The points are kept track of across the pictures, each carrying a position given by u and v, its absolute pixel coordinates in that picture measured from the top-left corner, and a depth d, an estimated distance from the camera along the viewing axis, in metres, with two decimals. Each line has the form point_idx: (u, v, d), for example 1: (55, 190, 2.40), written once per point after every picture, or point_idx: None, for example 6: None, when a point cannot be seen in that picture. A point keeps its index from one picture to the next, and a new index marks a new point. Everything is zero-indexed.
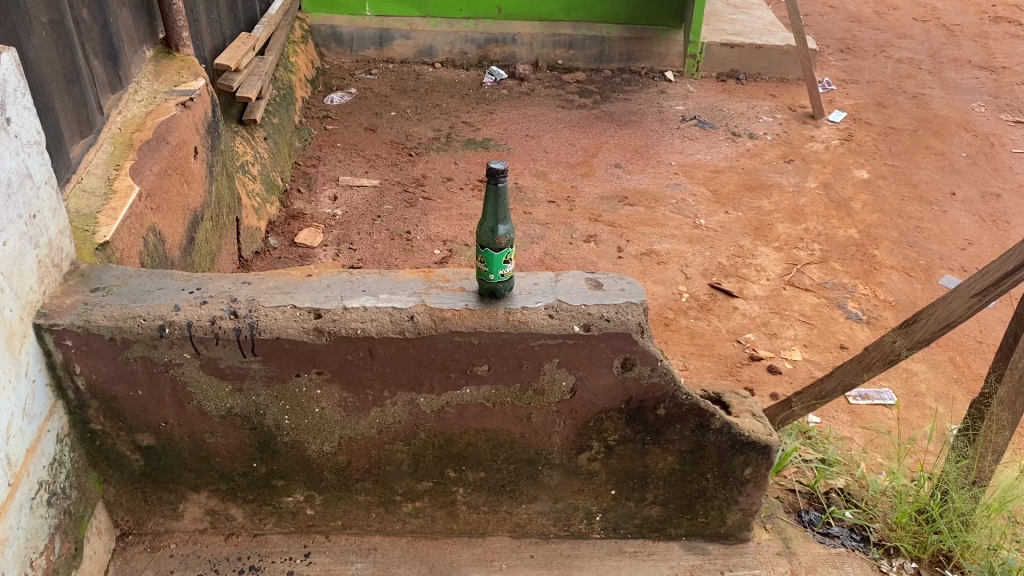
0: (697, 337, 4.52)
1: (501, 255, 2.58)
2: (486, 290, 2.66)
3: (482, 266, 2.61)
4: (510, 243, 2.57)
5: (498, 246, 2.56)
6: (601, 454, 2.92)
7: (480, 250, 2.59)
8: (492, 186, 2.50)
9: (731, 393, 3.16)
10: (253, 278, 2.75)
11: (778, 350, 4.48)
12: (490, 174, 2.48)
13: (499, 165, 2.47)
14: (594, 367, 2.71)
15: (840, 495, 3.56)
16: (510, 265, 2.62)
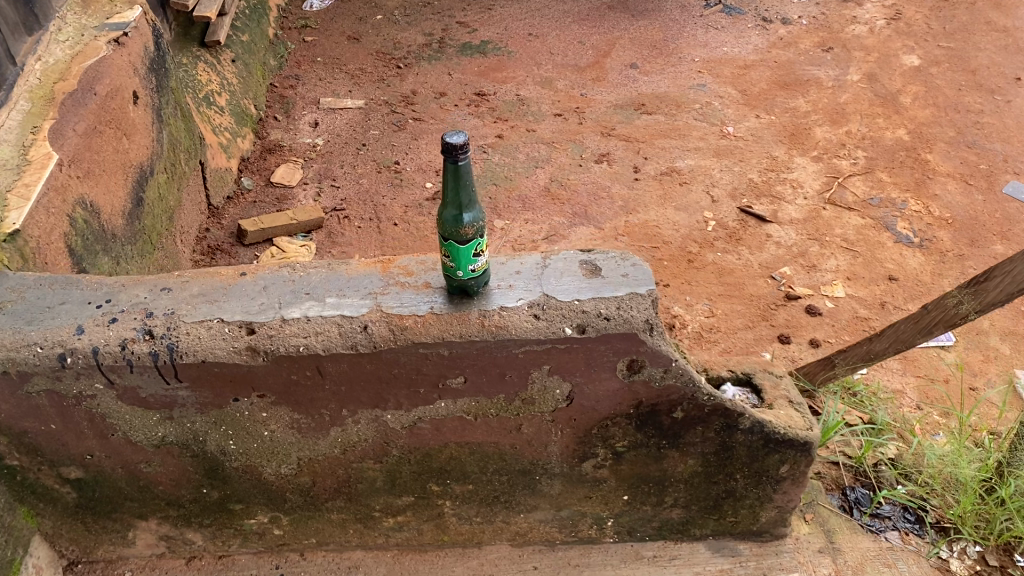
0: (725, 275, 4.00)
1: (471, 246, 2.07)
2: (455, 288, 2.16)
3: (447, 261, 2.11)
4: (481, 232, 2.06)
5: (465, 237, 2.05)
6: (609, 461, 2.47)
7: (444, 243, 2.08)
8: (449, 165, 1.97)
9: (761, 373, 2.67)
10: (175, 282, 2.27)
11: (817, 285, 3.94)
12: (445, 150, 1.94)
13: (457, 140, 1.93)
14: (594, 371, 2.22)
15: (891, 467, 3.10)
16: (482, 257, 2.11)
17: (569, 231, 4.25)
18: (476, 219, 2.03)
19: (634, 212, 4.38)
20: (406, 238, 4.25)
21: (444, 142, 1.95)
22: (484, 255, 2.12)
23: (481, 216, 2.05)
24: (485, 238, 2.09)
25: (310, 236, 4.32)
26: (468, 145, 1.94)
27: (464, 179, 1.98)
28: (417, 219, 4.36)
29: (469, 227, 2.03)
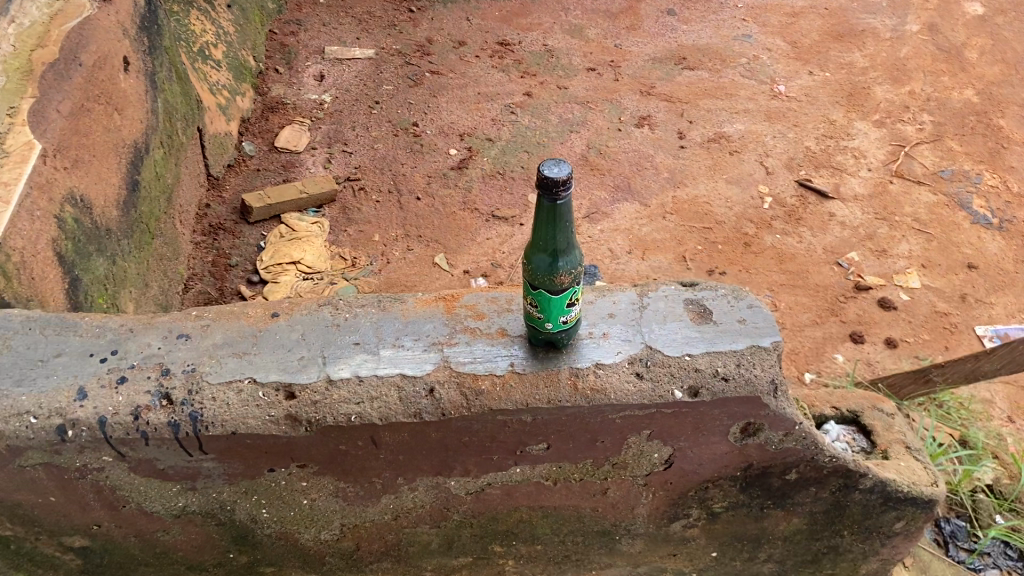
0: (787, 262, 3.62)
1: (564, 295, 1.67)
2: (540, 341, 1.77)
3: (534, 312, 1.71)
4: (578, 280, 1.67)
5: (558, 286, 1.65)
6: (701, 521, 2.12)
7: (530, 291, 1.68)
8: (545, 202, 1.56)
9: (871, 411, 2.32)
10: (193, 326, 1.87)
11: (889, 274, 3.57)
12: (541, 184, 1.53)
13: (557, 172, 1.52)
14: (702, 436, 1.86)
15: (990, 497, 2.79)
16: (576, 307, 1.72)
17: (611, 208, 3.85)
18: (573, 264, 1.63)
19: (682, 185, 3.97)
20: (431, 215, 3.83)
21: (539, 173, 1.53)
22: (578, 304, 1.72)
23: (580, 260, 1.65)
24: (581, 285, 1.69)
25: (321, 210, 3.87)
26: (571, 179, 1.53)
27: (562, 218, 1.57)
28: (441, 192, 3.93)
29: (564, 274, 1.63)
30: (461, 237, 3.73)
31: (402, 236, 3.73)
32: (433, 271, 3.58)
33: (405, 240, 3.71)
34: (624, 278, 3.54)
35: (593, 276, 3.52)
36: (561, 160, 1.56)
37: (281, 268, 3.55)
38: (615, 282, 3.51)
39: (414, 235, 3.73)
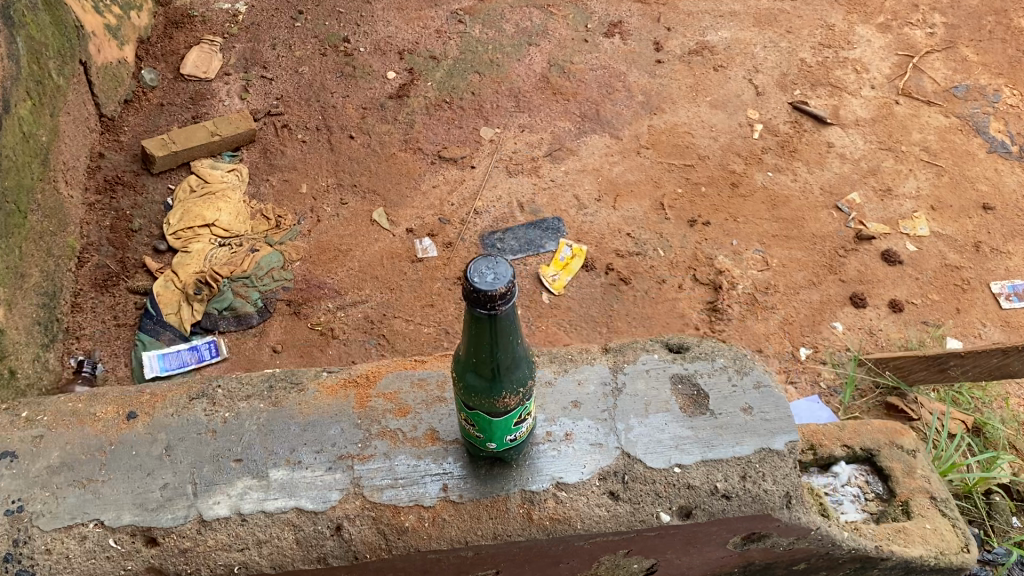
0: (780, 206, 3.16)
1: (510, 415, 1.23)
2: (482, 457, 1.33)
3: (472, 431, 1.27)
4: (528, 397, 1.22)
5: (501, 409, 1.20)
6: None
7: (463, 409, 1.23)
8: (477, 318, 1.08)
9: (889, 447, 1.93)
10: (19, 441, 1.40)
11: (894, 219, 3.13)
12: (468, 296, 1.06)
13: (492, 281, 1.04)
14: (694, 547, 1.46)
15: (1006, 497, 2.46)
16: (527, 423, 1.27)
17: (577, 143, 3.34)
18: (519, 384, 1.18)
19: (659, 111, 3.45)
20: (367, 157, 3.31)
21: (465, 277, 1.06)
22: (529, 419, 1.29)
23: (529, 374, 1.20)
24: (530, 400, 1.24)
25: (238, 154, 3.33)
26: (514, 286, 1.06)
27: (502, 333, 1.11)
28: (378, 127, 3.40)
29: (508, 397, 1.18)
30: (403, 185, 3.22)
31: (334, 187, 3.22)
32: (372, 230, 3.08)
33: (337, 191, 3.21)
34: (593, 233, 3.05)
35: (557, 231, 3.04)
36: (496, 257, 1.09)
37: (192, 233, 3.03)
38: (582, 239, 3.03)
39: (348, 185, 3.22)
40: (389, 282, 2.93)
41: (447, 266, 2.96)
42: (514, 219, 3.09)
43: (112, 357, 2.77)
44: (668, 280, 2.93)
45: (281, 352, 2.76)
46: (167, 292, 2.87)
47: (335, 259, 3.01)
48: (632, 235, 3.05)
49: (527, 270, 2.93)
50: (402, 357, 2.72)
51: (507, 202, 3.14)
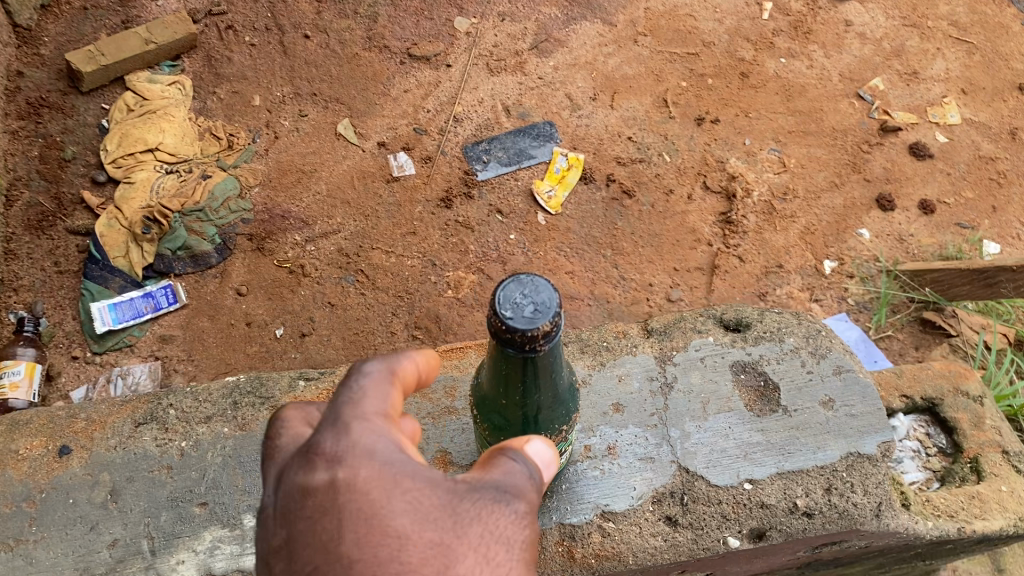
0: (796, 97, 2.83)
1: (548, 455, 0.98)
2: None
3: None
4: (568, 425, 0.96)
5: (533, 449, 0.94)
6: None
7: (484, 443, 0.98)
8: (508, 357, 0.79)
9: (953, 395, 1.68)
10: None
11: (921, 107, 2.83)
12: (495, 334, 0.76)
13: (531, 315, 0.75)
14: (757, 558, 1.24)
15: None
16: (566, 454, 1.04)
17: (565, 33, 2.96)
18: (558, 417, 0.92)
19: None
20: (327, 60, 2.91)
21: (491, 307, 0.76)
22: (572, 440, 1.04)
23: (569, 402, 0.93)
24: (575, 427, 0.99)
25: (179, 63, 2.92)
26: (560, 318, 0.76)
27: (540, 370, 0.83)
28: (337, 24, 2.99)
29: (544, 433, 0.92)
30: (370, 91, 2.83)
31: (290, 96, 2.83)
32: (338, 145, 2.72)
33: (295, 101, 2.82)
34: (590, 138, 2.71)
35: (549, 138, 2.70)
36: (532, 276, 0.79)
37: (134, 160, 2.66)
38: (578, 147, 2.69)
39: (307, 94, 2.84)
40: (363, 207, 2.59)
41: (428, 185, 2.62)
42: (499, 125, 2.74)
43: (57, 309, 2.44)
44: (675, 190, 2.61)
45: (246, 295, 2.46)
46: (111, 232, 2.52)
47: (298, 182, 2.65)
48: (633, 139, 2.71)
49: (518, 185, 2.61)
50: (384, 295, 2.43)
51: (490, 106, 2.78)
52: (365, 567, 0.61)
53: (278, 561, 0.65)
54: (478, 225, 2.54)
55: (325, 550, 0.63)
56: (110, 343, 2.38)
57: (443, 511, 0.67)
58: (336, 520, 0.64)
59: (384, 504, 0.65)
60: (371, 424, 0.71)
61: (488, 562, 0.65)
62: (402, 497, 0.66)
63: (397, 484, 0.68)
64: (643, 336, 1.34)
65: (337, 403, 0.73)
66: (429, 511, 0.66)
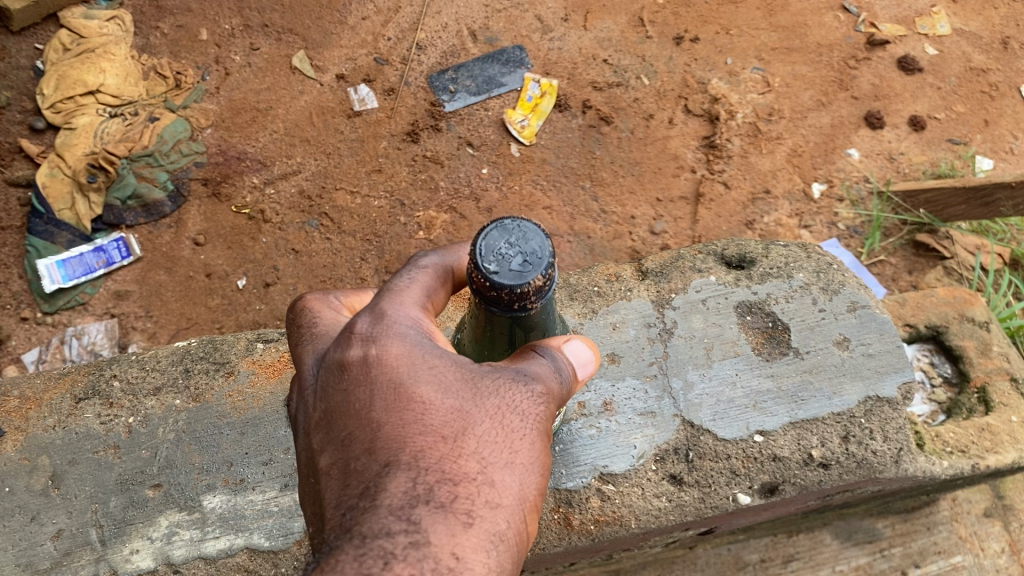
0: (778, 12, 2.69)
1: None
2: None
3: None
4: None
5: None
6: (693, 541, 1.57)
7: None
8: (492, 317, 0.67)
9: (958, 322, 1.58)
10: None
11: (909, 18, 2.69)
12: (478, 291, 0.65)
13: (522, 267, 0.63)
14: (767, 510, 1.15)
15: None
16: None
17: None
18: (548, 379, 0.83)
19: None
20: None
21: (473, 258, 0.64)
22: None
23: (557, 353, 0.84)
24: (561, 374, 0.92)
25: None
26: (554, 270, 0.65)
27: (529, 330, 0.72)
28: None
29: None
30: (326, 19, 2.64)
31: (240, 29, 2.64)
32: (294, 80, 2.54)
33: (245, 34, 2.63)
34: (563, 62, 2.55)
35: (520, 64, 2.54)
36: (515, 220, 0.67)
37: (74, 104, 2.46)
38: (551, 72, 2.53)
39: (257, 25, 2.64)
40: (324, 145, 2.43)
41: (392, 118, 2.46)
42: (466, 51, 2.57)
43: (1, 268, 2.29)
44: (656, 115, 2.47)
45: (204, 245, 2.30)
46: (54, 183, 2.35)
47: (253, 121, 2.48)
48: (609, 62, 2.56)
49: (489, 116, 2.46)
50: (352, 239, 2.29)
51: (455, 31, 2.60)
52: (392, 429, 0.73)
53: (322, 430, 0.78)
54: (447, 159, 2.39)
55: (360, 414, 0.75)
56: (61, 303, 2.24)
57: (467, 381, 0.78)
58: (368, 390, 0.76)
59: (414, 377, 0.77)
60: (407, 310, 0.82)
61: (503, 427, 0.75)
62: (427, 370, 0.77)
63: (426, 360, 0.79)
64: (637, 278, 1.27)
65: (388, 289, 0.85)
66: (455, 383, 0.78)
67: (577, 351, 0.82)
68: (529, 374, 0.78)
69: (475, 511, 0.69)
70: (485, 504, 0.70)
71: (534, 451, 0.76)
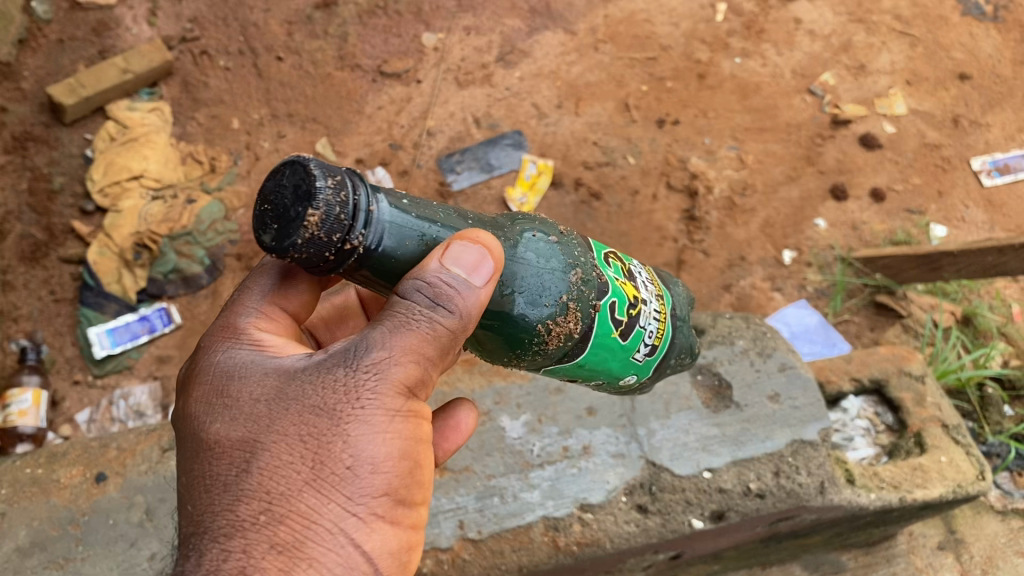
0: (751, 95, 2.98)
1: (602, 319, 1.08)
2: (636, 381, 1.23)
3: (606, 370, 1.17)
4: (578, 278, 1.04)
5: (536, 330, 1.01)
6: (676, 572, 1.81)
7: (507, 359, 1.07)
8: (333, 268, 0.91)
9: (898, 376, 1.83)
10: None
11: (870, 99, 2.99)
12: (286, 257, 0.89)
13: (277, 224, 0.87)
14: (721, 535, 1.41)
15: (999, 386, 2.35)
16: (636, 312, 1.13)
17: (529, 43, 3.07)
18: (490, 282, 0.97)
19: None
20: (302, 81, 3.01)
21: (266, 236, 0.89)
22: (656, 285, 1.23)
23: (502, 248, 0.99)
24: (590, 289, 1.06)
25: (156, 89, 3.01)
26: (307, 208, 0.85)
27: (386, 263, 0.92)
28: (308, 44, 3.08)
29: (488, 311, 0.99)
30: (345, 109, 2.95)
31: (268, 118, 2.94)
32: None
33: (273, 123, 2.94)
34: (557, 145, 2.85)
35: (519, 146, 2.84)
36: (289, 170, 0.89)
37: (120, 189, 2.77)
38: (547, 153, 2.83)
39: (284, 115, 2.95)
40: None
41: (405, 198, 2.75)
42: (471, 136, 2.86)
43: (56, 336, 2.58)
44: (641, 191, 2.75)
45: None
46: (103, 260, 2.65)
47: None
48: (598, 143, 2.85)
49: (491, 194, 2.75)
50: None
51: (460, 118, 2.91)
52: (198, 490, 0.91)
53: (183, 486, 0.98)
54: None
55: (184, 477, 0.94)
56: (110, 367, 2.52)
57: (267, 407, 0.92)
58: (190, 454, 0.95)
59: (221, 422, 0.94)
60: (231, 350, 1.02)
61: (303, 442, 0.89)
62: (232, 416, 0.94)
63: (234, 403, 0.95)
64: None
65: (221, 329, 1.05)
66: (259, 413, 0.93)
67: (458, 261, 0.89)
68: (336, 371, 0.92)
69: (263, 550, 0.83)
70: (274, 544, 0.84)
71: (342, 446, 0.89)
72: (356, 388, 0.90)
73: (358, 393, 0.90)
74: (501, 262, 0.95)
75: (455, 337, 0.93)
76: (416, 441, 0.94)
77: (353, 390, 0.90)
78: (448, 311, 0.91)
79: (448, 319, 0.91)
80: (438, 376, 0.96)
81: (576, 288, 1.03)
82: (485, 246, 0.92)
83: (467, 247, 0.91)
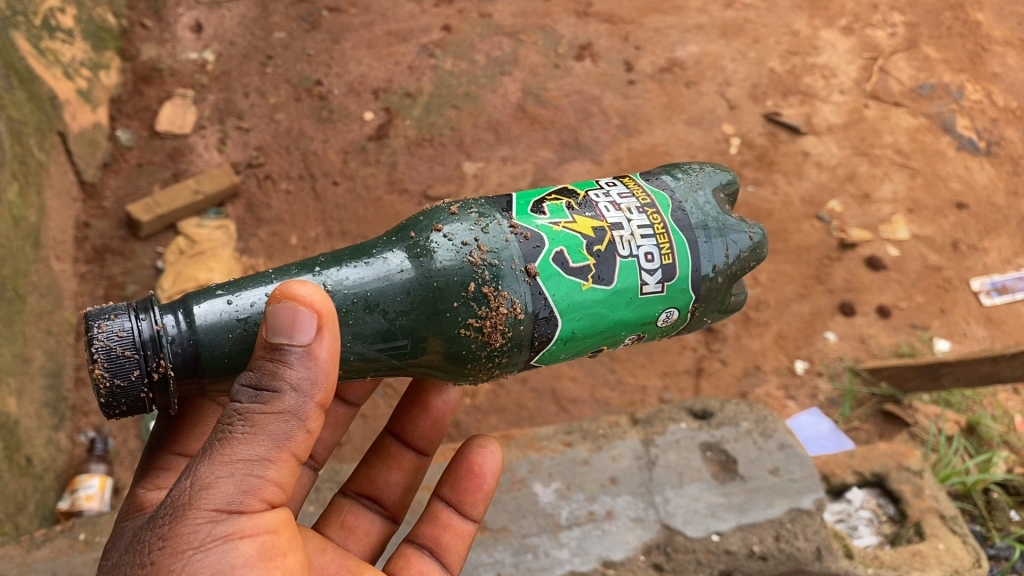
0: (764, 219, 3.23)
1: (551, 277, 1.27)
2: (675, 310, 1.37)
3: (625, 317, 1.33)
4: (483, 257, 1.25)
5: (466, 336, 1.24)
6: None
7: (480, 369, 1.31)
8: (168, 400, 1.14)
9: (897, 470, 1.99)
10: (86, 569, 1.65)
11: (874, 225, 3.23)
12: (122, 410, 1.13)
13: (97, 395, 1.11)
14: None
15: (1002, 490, 2.47)
16: (598, 247, 1.30)
17: (560, 171, 3.39)
18: (359, 326, 1.20)
19: (636, 133, 3.52)
20: (353, 203, 3.32)
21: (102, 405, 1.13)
22: (641, 195, 1.39)
23: (364, 277, 1.23)
24: (510, 261, 1.26)
25: (222, 209, 3.34)
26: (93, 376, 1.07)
27: (225, 357, 1.15)
28: (361, 170, 3.41)
29: (394, 348, 1.22)
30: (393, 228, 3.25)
31: (323, 236, 3.24)
32: None
33: (327, 240, 3.23)
34: None
35: None
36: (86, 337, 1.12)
37: None
38: None
39: (337, 233, 3.25)
40: None
41: None
42: None
43: (122, 429, 2.80)
44: None
45: None
46: None
47: None
48: None
49: None
50: None
51: None
52: None
53: None
54: None
55: None
56: None
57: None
58: None
59: None
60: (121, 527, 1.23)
61: None
62: None
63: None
64: (631, 425, 1.87)
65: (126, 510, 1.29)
66: None
67: (271, 331, 1.05)
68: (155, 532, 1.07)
69: None
70: None
71: None
72: (174, 517, 1.05)
73: (164, 529, 1.05)
74: (327, 311, 1.08)
75: (281, 429, 1.07)
76: (235, 562, 1.06)
77: (171, 524, 1.05)
78: (272, 395, 1.06)
79: (274, 399, 1.06)
80: (276, 471, 1.09)
81: (479, 270, 1.25)
82: (291, 300, 1.06)
83: (275, 315, 1.05)
